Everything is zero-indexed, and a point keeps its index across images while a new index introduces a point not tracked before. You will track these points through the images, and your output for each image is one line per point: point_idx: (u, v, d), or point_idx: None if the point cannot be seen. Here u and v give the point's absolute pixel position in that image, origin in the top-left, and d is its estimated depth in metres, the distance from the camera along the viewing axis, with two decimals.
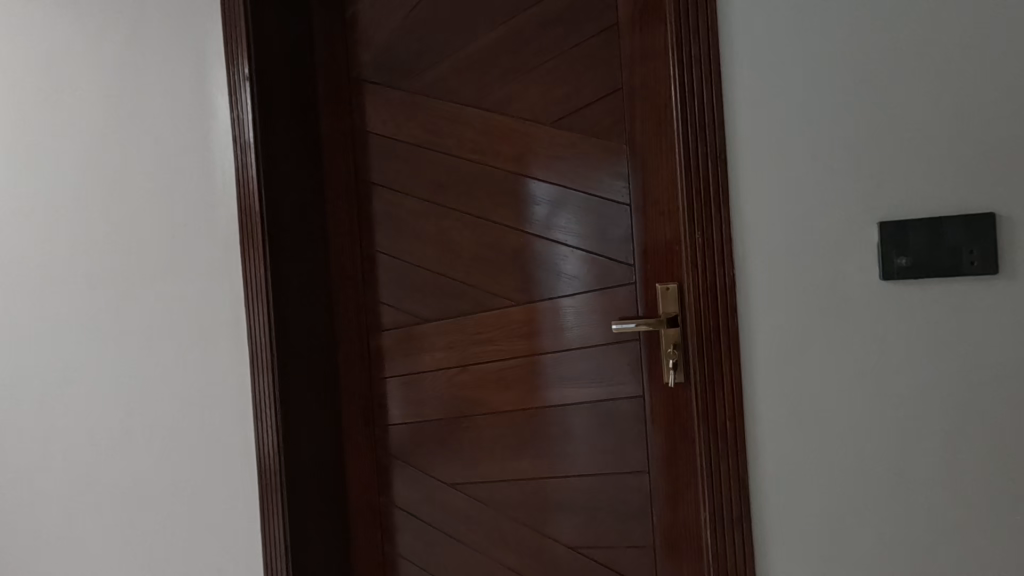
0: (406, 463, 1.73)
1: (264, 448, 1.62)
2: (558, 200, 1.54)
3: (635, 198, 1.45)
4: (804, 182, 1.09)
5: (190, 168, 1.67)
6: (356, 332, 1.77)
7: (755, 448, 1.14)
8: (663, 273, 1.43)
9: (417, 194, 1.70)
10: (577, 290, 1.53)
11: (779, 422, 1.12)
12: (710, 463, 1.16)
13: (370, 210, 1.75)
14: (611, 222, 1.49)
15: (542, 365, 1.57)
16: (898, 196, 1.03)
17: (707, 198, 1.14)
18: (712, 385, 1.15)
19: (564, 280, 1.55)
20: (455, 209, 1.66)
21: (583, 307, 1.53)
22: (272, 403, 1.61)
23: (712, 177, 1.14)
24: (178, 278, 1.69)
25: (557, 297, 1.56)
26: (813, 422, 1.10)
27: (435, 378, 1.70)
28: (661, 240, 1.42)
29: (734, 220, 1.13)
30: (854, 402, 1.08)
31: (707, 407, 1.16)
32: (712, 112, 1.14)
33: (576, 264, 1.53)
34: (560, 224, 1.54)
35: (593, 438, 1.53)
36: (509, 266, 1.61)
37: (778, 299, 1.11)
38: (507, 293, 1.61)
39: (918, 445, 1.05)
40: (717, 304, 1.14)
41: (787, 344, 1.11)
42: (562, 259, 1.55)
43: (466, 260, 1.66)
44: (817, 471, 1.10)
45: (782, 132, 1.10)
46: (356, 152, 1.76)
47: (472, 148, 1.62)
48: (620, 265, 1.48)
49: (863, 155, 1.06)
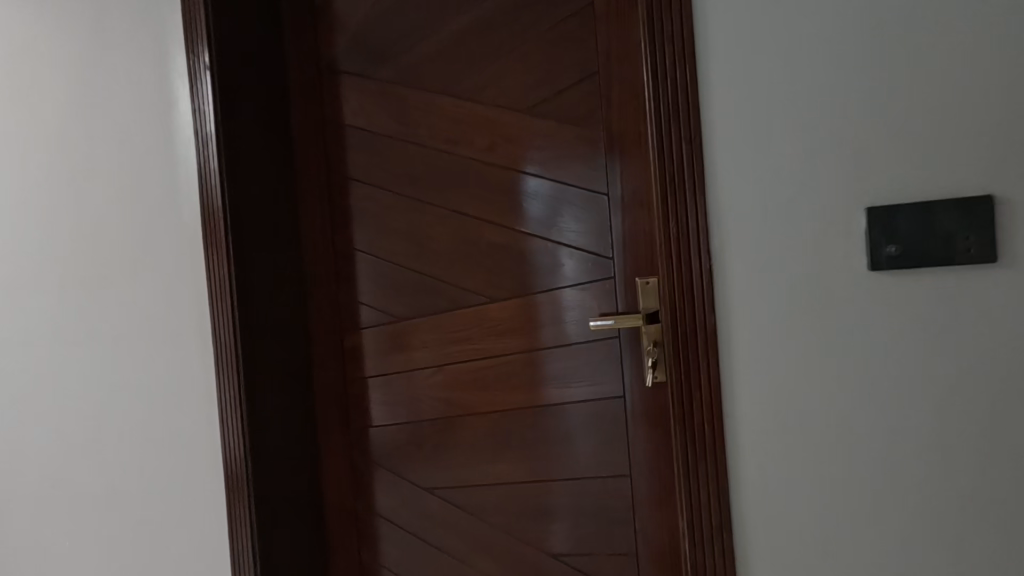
0: (382, 466, 1.67)
1: (231, 451, 1.57)
2: (556, 195, 1.45)
3: (613, 187, 1.38)
4: (785, 165, 1.01)
5: (154, 161, 1.61)
6: (330, 331, 1.71)
7: (735, 453, 1.06)
8: (643, 267, 1.36)
9: (391, 187, 1.63)
10: (579, 280, 1.44)
11: (760, 423, 1.05)
12: (687, 466, 1.09)
13: (342, 205, 1.68)
14: (592, 213, 1.41)
15: (542, 360, 1.48)
16: (886, 180, 0.95)
17: (681, 184, 1.07)
18: (689, 385, 1.08)
19: (567, 270, 1.45)
20: (430, 203, 1.59)
21: (586, 298, 1.43)
22: (238, 404, 1.55)
23: (686, 160, 1.06)
24: (144, 276, 1.64)
25: (559, 287, 1.46)
26: (795, 426, 1.03)
27: (411, 379, 1.63)
28: (641, 231, 1.35)
29: (711, 206, 1.06)
30: (840, 403, 1.00)
31: (683, 407, 1.09)
32: (685, 90, 1.06)
33: (580, 258, 1.43)
34: (561, 219, 1.45)
35: (592, 441, 1.44)
36: (485, 261, 1.54)
37: (758, 292, 1.04)
38: (485, 289, 1.55)
39: (910, 449, 0.97)
40: (694, 296, 1.07)
41: (769, 340, 1.03)
42: (564, 258, 1.45)
43: (441, 256, 1.59)
44: (802, 477, 1.03)
45: (759, 111, 1.02)
46: (328, 143, 1.69)
47: (444, 139, 1.56)
48: (599, 258, 1.42)
49: (848, 134, 0.97)
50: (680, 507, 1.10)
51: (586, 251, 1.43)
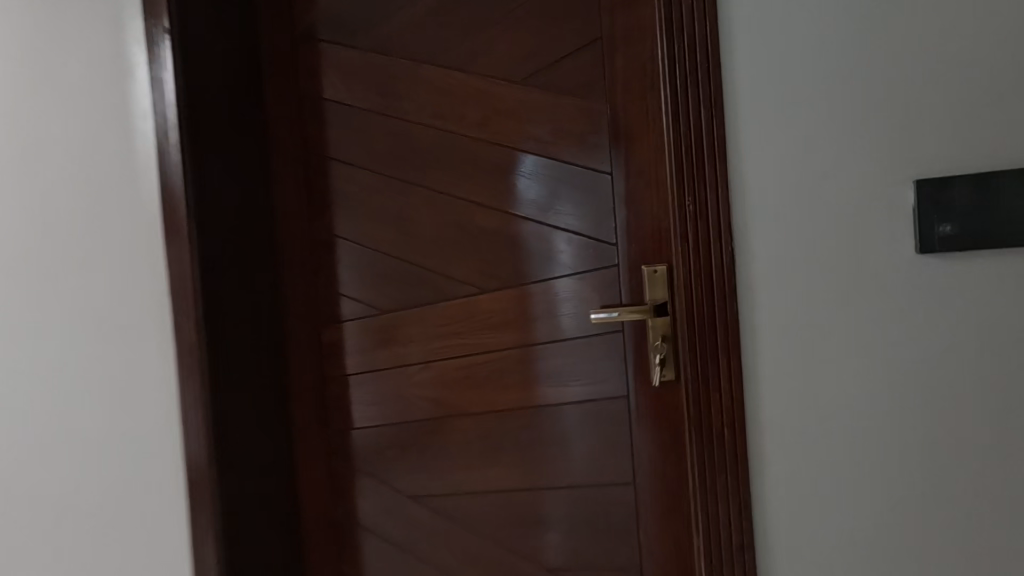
0: (364, 472, 1.54)
1: (194, 457, 1.42)
2: (550, 174, 1.32)
3: (617, 164, 1.25)
4: (818, 134, 0.89)
5: (108, 136, 1.45)
6: (308, 324, 1.57)
7: (759, 461, 0.94)
8: (650, 254, 1.23)
9: (373, 167, 1.49)
10: (574, 270, 1.31)
11: (788, 428, 0.92)
12: (702, 477, 0.97)
13: (320, 187, 1.54)
14: (592, 194, 1.28)
15: (536, 357, 1.35)
16: (937, 148, 0.83)
17: (696, 157, 0.94)
18: (705, 385, 0.95)
19: (560, 259, 1.32)
20: (415, 184, 1.46)
21: (581, 290, 1.31)
22: (200, 406, 1.40)
23: (703, 129, 0.94)
24: (99, 263, 1.48)
25: (552, 276, 1.33)
26: (828, 430, 0.90)
27: (395, 377, 1.50)
28: (647, 214, 1.22)
29: (733, 182, 0.93)
30: (879, 404, 0.88)
31: (699, 410, 0.96)
32: (704, 50, 0.94)
33: (575, 244, 1.31)
34: (556, 202, 1.32)
35: (590, 445, 1.31)
36: (475, 247, 1.41)
37: (785, 278, 0.91)
38: (475, 278, 1.41)
39: (959, 457, 0.85)
40: (711, 284, 0.94)
41: (798, 335, 0.91)
42: (558, 243, 1.32)
43: (427, 242, 1.45)
44: (835, 489, 0.90)
45: (786, 72, 0.89)
46: (304, 119, 1.55)
47: (430, 113, 1.42)
48: (601, 245, 1.28)
49: (892, 98, 0.85)
50: (694, 523, 0.98)
51: (586, 236, 1.30)
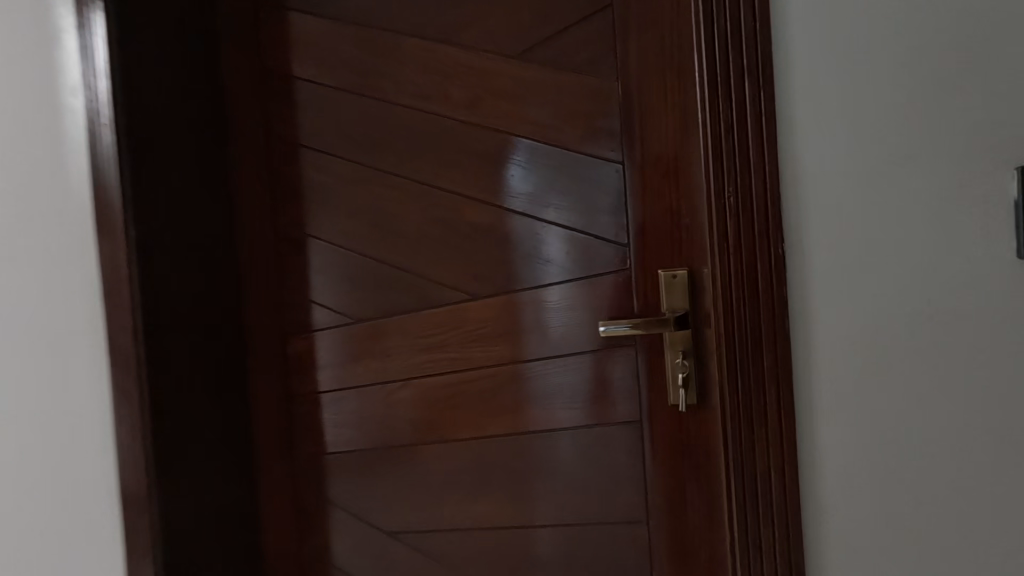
0: (337, 504, 1.35)
1: (131, 494, 1.20)
2: (543, 165, 1.15)
3: (630, 152, 1.08)
4: (883, 121, 0.84)
5: (30, 113, 1.23)
6: (272, 335, 1.38)
7: (809, 485, 0.87)
8: (667, 257, 1.06)
9: (347, 156, 1.30)
10: (563, 276, 1.15)
11: (838, 448, 0.87)
12: (753, 493, 0.89)
13: (288, 179, 1.35)
14: (597, 188, 1.12)
15: (528, 375, 1.18)
16: (1000, 146, 0.81)
17: (738, 161, 0.87)
18: (750, 405, 0.88)
19: (543, 267, 1.17)
20: (396, 175, 1.27)
21: (569, 299, 1.15)
22: (140, 434, 1.19)
23: (754, 111, 0.87)
24: (16, 263, 1.25)
25: (541, 283, 1.17)
26: (878, 448, 0.86)
27: (372, 396, 1.31)
28: (664, 209, 1.06)
29: (788, 170, 0.86)
30: (928, 418, 0.84)
31: (747, 418, 0.88)
32: (754, 23, 0.86)
33: (564, 246, 1.15)
34: (549, 197, 1.15)
35: (596, 477, 1.15)
36: (464, 248, 1.23)
37: (834, 289, 0.86)
38: (462, 283, 1.23)
39: (1012, 470, 0.83)
40: (757, 283, 0.87)
41: (864, 334, 0.85)
42: (542, 244, 1.16)
43: (409, 241, 1.27)
44: (887, 510, 0.86)
45: (831, 74, 0.85)
46: (269, 101, 1.35)
47: (413, 93, 1.24)
48: (609, 245, 1.12)
49: (965, 85, 0.82)
50: (732, 548, 0.92)
51: (593, 236, 1.13)
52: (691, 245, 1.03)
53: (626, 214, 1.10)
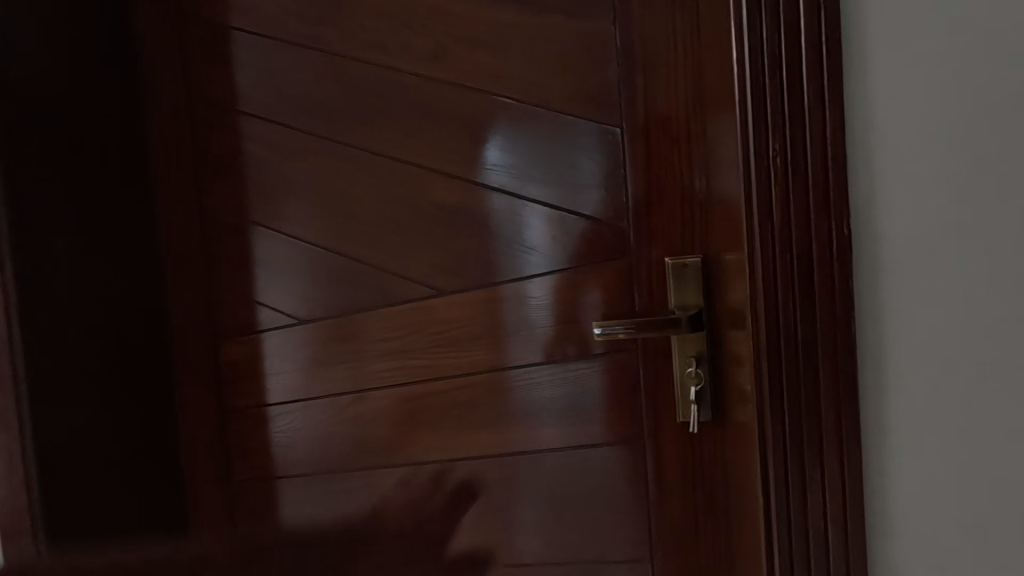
0: (281, 540, 1.14)
1: None
2: (527, 133, 0.95)
3: (630, 114, 0.89)
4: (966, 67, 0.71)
5: None
6: (202, 339, 1.15)
7: (873, 496, 0.75)
8: (676, 242, 0.88)
9: (291, 124, 1.08)
10: (549, 267, 0.95)
11: (906, 466, 0.75)
12: (803, 514, 0.75)
13: (217, 151, 1.12)
14: (590, 159, 0.92)
15: (509, 387, 0.98)
16: None
17: (787, 118, 0.71)
18: (801, 413, 0.74)
19: (526, 256, 0.96)
20: (346, 144, 1.05)
21: (555, 294, 0.95)
22: None
23: (809, 57, 0.71)
24: None
25: (524, 276, 0.96)
26: (956, 465, 0.74)
27: (322, 412, 1.10)
28: (674, 184, 0.88)
29: (853, 127, 0.72)
30: (1003, 421, 0.73)
31: (797, 431, 0.74)
32: None
33: (551, 231, 0.94)
34: (532, 171, 0.95)
35: (588, 510, 0.96)
36: (427, 234, 1.02)
37: (904, 273, 0.73)
38: (431, 276, 1.02)
39: None
40: (809, 268, 0.72)
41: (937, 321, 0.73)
42: (524, 229, 0.96)
43: (365, 226, 1.05)
44: (965, 534, 0.75)
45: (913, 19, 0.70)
46: (191, 57, 1.12)
47: (364, 43, 1.02)
48: (602, 227, 0.92)
49: None
50: None
51: (583, 215, 0.93)
52: (703, 232, 0.87)
53: (626, 188, 0.90)
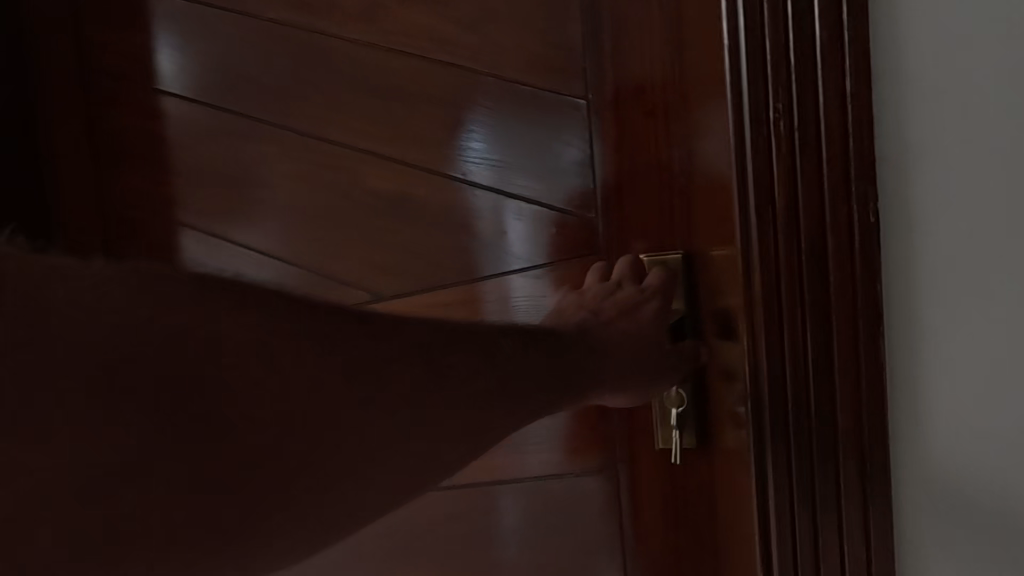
0: None
1: None
2: (491, 110, 0.84)
3: (594, 86, 0.81)
4: None
5: None
6: None
7: None
8: (652, 234, 0.76)
9: (222, 106, 0.93)
10: (517, 263, 0.86)
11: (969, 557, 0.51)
12: None
13: (150, 137, 0.97)
14: (557, 139, 0.83)
15: None
16: None
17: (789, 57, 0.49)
18: (804, 478, 0.53)
19: (492, 250, 0.87)
20: (281, 129, 0.92)
21: (528, 293, 0.87)
22: None
23: None
24: None
25: (490, 273, 0.87)
26: None
27: None
28: (648, 165, 0.74)
29: (880, 65, 0.49)
30: None
31: (801, 500, 0.54)
32: None
33: (518, 222, 0.86)
34: (494, 154, 0.85)
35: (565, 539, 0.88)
36: (372, 228, 0.90)
37: (964, 304, 0.49)
38: (384, 274, 0.91)
39: None
40: (822, 277, 0.51)
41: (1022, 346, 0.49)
42: (490, 220, 0.86)
43: (306, 217, 0.92)
44: None
45: None
46: (97, 28, 0.97)
47: (294, 6, 0.90)
48: (567, 220, 0.85)
49: None
50: None
51: (547, 206, 0.85)
52: (682, 218, 0.71)
53: (592, 178, 0.84)
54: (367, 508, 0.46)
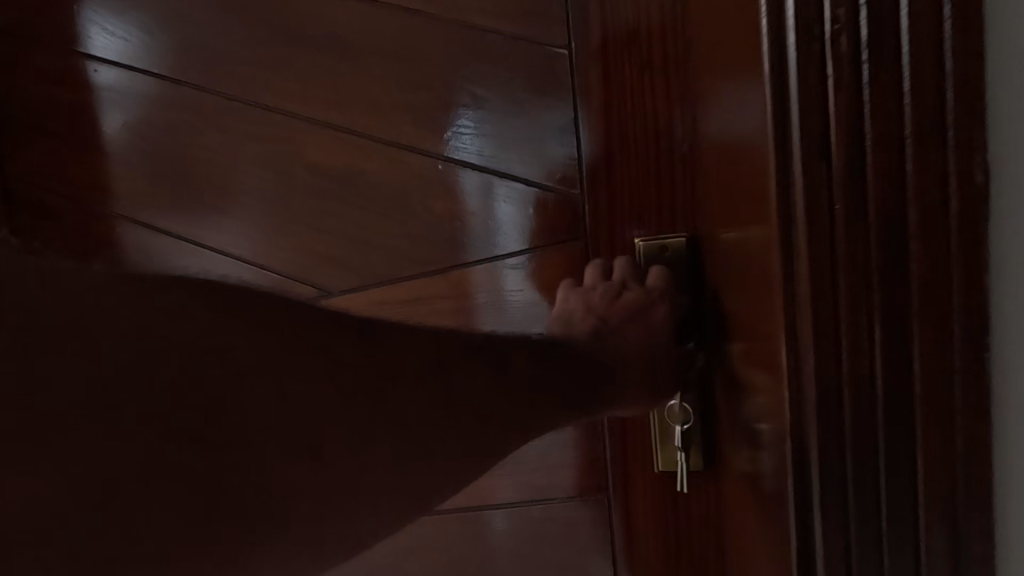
0: None
1: None
2: (454, 64, 0.69)
3: (576, 33, 0.67)
4: None
5: None
6: None
7: None
8: (645, 212, 0.64)
9: (134, 67, 0.78)
10: (489, 252, 0.71)
11: None
12: None
13: (50, 105, 0.81)
14: (534, 98, 0.68)
15: None
16: None
17: None
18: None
19: (457, 237, 0.71)
20: (210, 93, 0.76)
21: (503, 289, 0.71)
22: None
23: None
24: None
25: (456, 265, 0.72)
26: None
27: None
28: (639, 128, 0.63)
29: None
30: None
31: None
32: None
33: (489, 201, 0.70)
34: (459, 119, 0.70)
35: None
36: (315, 211, 0.74)
37: None
38: (328, 269, 0.74)
39: None
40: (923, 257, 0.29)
41: None
42: (454, 200, 0.71)
43: (234, 199, 0.76)
44: None
45: None
46: None
47: None
48: (546, 198, 0.69)
49: None
50: None
51: (524, 181, 0.69)
52: (679, 191, 0.61)
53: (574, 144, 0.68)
54: (328, 550, 0.35)
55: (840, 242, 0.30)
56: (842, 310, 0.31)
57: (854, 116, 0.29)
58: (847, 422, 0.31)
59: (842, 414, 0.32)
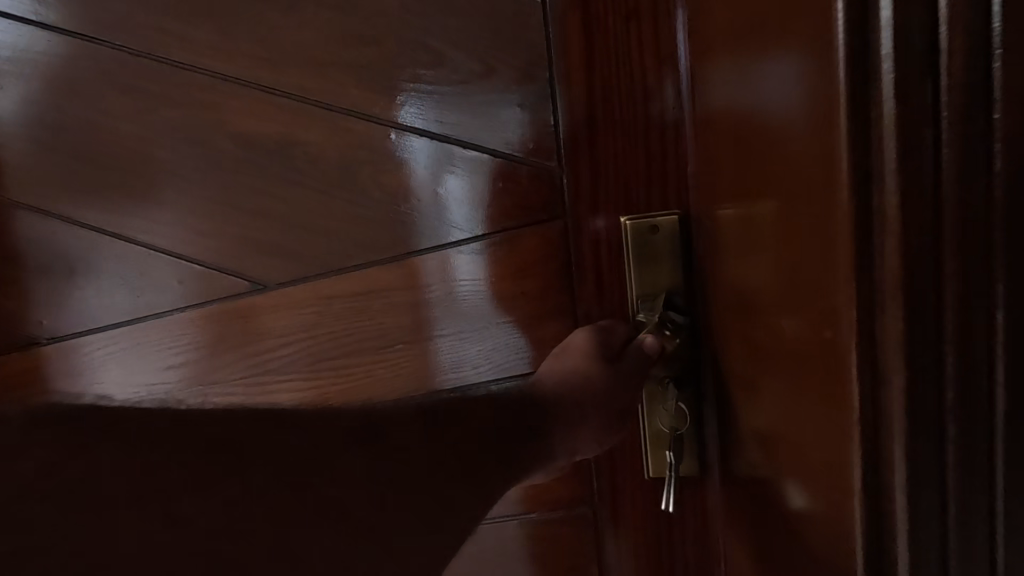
0: None
1: None
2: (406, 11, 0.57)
3: None
4: None
5: None
6: None
7: None
8: (632, 184, 0.56)
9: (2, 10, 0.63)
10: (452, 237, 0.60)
11: None
12: None
13: None
14: (502, 51, 0.56)
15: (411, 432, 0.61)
16: None
17: None
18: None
19: (415, 219, 0.60)
20: (100, 47, 0.62)
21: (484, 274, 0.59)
22: None
23: None
24: None
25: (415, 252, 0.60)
26: None
27: None
28: (625, 87, 0.55)
29: None
30: None
31: None
32: None
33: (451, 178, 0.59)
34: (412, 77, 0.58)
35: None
36: (240, 190, 0.62)
37: None
38: (260, 257, 0.63)
39: None
40: None
41: None
42: (410, 175, 0.60)
43: (140, 177, 0.63)
44: None
45: None
46: None
47: None
48: (518, 171, 0.58)
49: None
50: None
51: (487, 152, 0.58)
52: (671, 164, 0.55)
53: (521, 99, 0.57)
54: None
55: (944, 240, 0.24)
56: (945, 320, 0.25)
57: (980, 61, 0.23)
58: (949, 444, 0.26)
59: (942, 448, 0.26)
